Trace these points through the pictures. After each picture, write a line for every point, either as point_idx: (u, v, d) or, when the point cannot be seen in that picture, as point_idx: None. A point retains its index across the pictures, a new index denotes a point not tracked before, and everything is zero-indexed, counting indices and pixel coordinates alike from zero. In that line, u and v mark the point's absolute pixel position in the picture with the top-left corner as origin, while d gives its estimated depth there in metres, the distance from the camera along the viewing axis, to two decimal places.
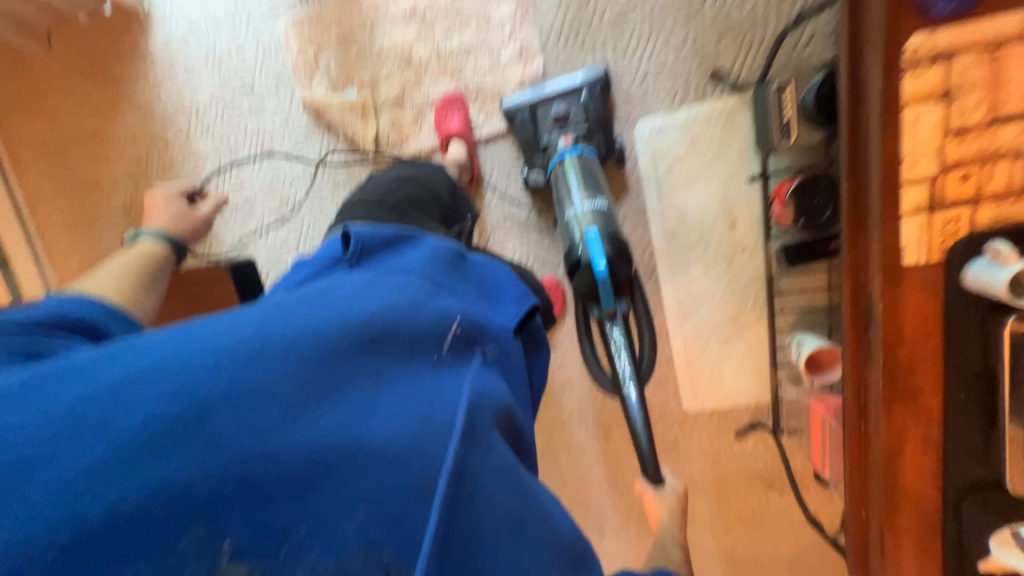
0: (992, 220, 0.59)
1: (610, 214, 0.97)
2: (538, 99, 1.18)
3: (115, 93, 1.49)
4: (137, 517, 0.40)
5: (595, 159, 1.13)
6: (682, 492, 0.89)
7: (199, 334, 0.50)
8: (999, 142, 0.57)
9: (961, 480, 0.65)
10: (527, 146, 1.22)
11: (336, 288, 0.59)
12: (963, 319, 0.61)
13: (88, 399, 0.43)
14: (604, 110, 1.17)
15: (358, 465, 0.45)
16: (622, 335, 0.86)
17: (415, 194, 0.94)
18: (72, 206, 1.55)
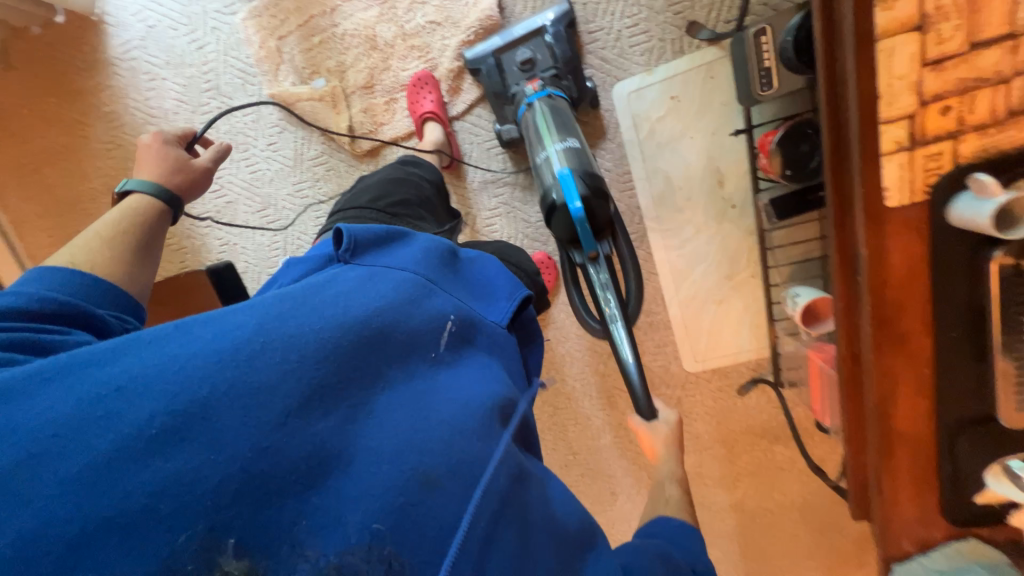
0: (975, 152, 0.57)
1: (583, 152, 0.97)
2: (502, 47, 1.13)
3: (81, 107, 1.46)
4: (142, 514, 0.40)
5: (564, 101, 1.08)
6: (677, 424, 0.92)
7: (202, 331, 0.50)
8: (980, 69, 0.55)
9: (953, 421, 0.66)
10: (495, 98, 1.17)
11: (335, 283, 0.58)
12: (951, 258, 0.60)
13: (94, 397, 0.44)
14: (572, 51, 1.11)
15: (360, 467, 0.46)
16: (605, 273, 0.90)
17: (403, 192, 0.93)
18: (57, 226, 1.55)
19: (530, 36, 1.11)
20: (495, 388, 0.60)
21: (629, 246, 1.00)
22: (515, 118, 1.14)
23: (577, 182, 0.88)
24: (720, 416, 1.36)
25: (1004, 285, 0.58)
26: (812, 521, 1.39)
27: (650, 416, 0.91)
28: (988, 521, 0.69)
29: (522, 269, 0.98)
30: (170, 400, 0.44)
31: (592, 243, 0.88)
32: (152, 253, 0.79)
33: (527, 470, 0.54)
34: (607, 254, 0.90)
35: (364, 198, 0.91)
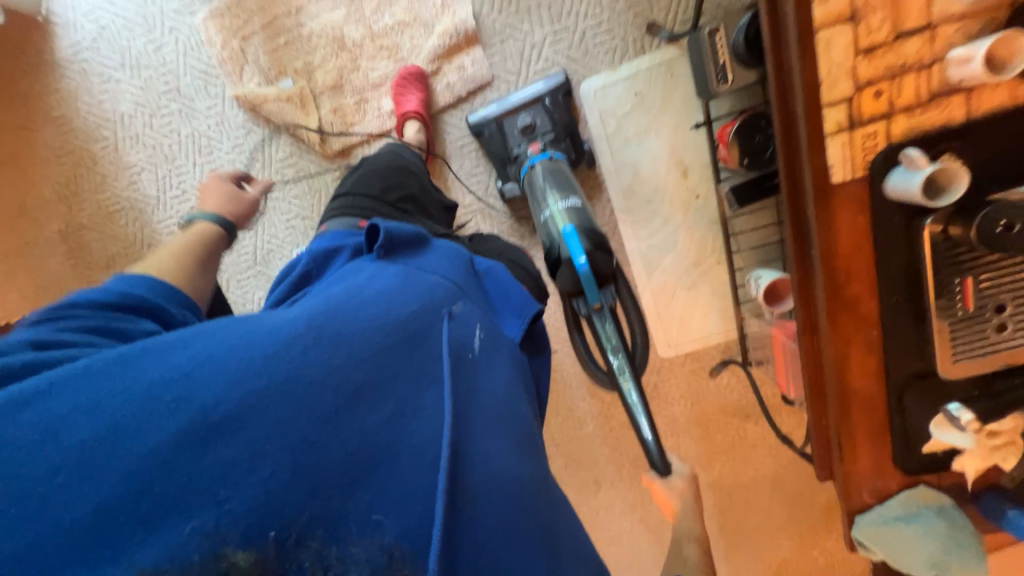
0: (904, 131, 0.63)
1: (585, 209, 0.95)
2: (502, 111, 1.17)
3: (26, 112, 1.38)
4: (206, 491, 0.42)
5: (564, 161, 1.11)
6: (691, 475, 0.86)
7: (261, 324, 0.52)
8: (905, 57, 0.61)
9: (900, 379, 0.72)
10: (496, 158, 1.21)
11: (375, 282, 0.62)
12: (890, 228, 0.66)
13: (168, 379, 0.46)
14: (569, 117, 1.17)
15: (399, 469, 0.47)
16: (612, 327, 0.86)
17: (408, 185, 0.92)
18: (1, 238, 1.46)
19: (530, 103, 1.16)
20: (518, 399, 0.63)
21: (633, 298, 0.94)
22: (517, 177, 1.17)
23: (581, 239, 0.86)
24: (695, 399, 1.42)
25: (937, 253, 0.64)
26: (784, 494, 1.46)
27: (665, 470, 0.84)
28: (938, 468, 0.76)
29: (529, 275, 0.95)
30: (232, 389, 0.46)
31: (596, 294, 0.86)
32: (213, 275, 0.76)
33: (539, 451, 0.61)
34: (612, 304, 0.86)
35: (368, 185, 0.90)
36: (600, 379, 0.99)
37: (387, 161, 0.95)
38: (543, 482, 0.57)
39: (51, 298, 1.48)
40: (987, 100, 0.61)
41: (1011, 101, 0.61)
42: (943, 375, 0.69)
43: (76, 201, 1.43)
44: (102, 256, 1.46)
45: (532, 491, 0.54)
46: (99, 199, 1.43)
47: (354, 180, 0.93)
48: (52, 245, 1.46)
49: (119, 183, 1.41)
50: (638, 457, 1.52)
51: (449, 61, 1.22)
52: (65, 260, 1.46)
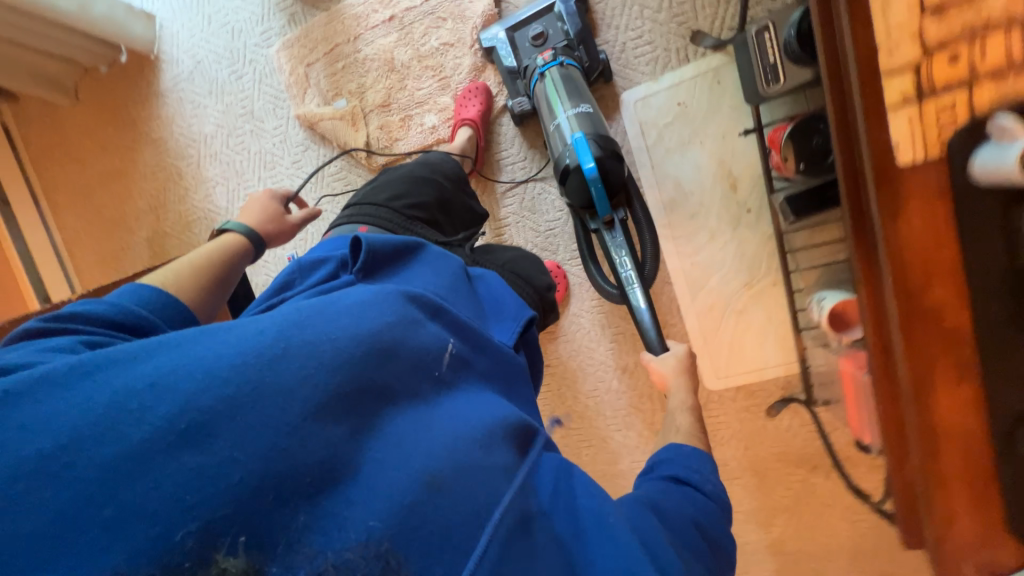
0: (994, 100, 0.50)
1: (594, 116, 1.01)
2: (513, 27, 1.17)
3: (134, 135, 1.62)
4: (170, 504, 0.40)
5: (575, 70, 1.10)
6: (687, 355, 0.93)
7: (227, 333, 0.50)
8: (988, 12, 0.49)
9: (1005, 415, 0.56)
10: (508, 75, 1.20)
11: (348, 294, 0.58)
12: (978, 220, 0.52)
13: (131, 392, 0.44)
14: (583, 24, 1.11)
15: (369, 478, 0.45)
16: (622, 238, 0.97)
17: (423, 196, 0.93)
18: (105, 243, 1.70)
19: (542, 12, 1.14)
20: (495, 407, 0.59)
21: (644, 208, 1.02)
22: (527, 91, 1.17)
23: (592, 146, 0.92)
24: (748, 441, 1.25)
25: None
26: (865, 568, 1.21)
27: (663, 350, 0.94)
28: None
29: (531, 285, 0.91)
30: (198, 397, 0.44)
31: (607, 209, 0.93)
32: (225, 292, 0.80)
33: (524, 481, 0.52)
34: (622, 218, 0.96)
35: (383, 193, 0.92)
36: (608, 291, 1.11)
37: (408, 172, 0.96)
38: (519, 474, 0.52)
39: None
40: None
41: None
42: None
43: (163, 210, 1.64)
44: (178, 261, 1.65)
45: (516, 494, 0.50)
46: (181, 209, 1.62)
47: (369, 188, 0.93)
48: (143, 248, 1.68)
49: (198, 196, 1.59)
50: None
51: (492, 88, 1.28)
52: (151, 262, 1.68)
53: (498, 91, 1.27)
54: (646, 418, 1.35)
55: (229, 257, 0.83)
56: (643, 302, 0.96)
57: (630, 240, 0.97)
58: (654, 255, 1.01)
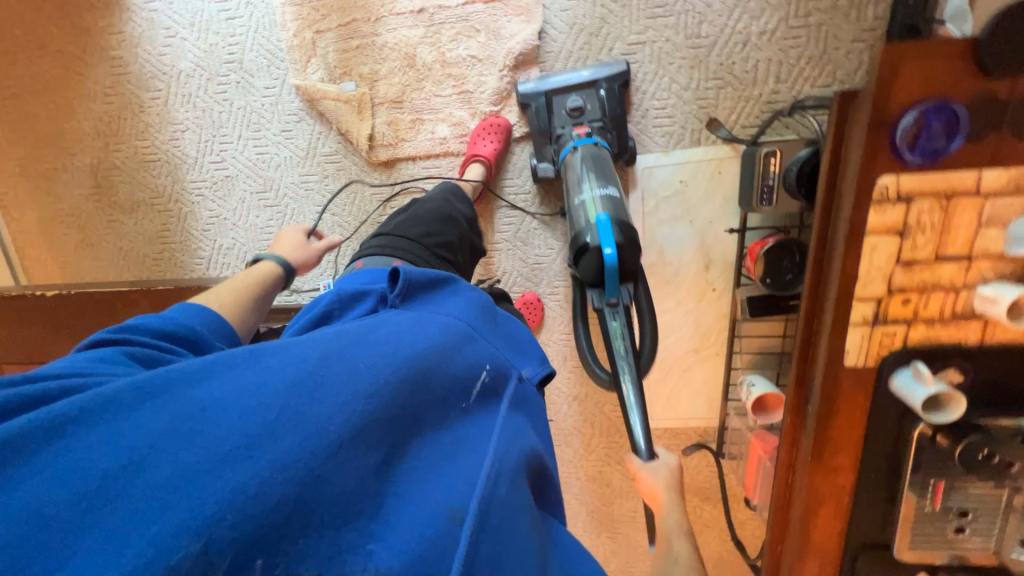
0: (921, 339, 0.67)
1: (620, 201, 1.02)
2: (552, 90, 1.19)
3: (84, 43, 1.38)
4: (211, 523, 0.42)
5: (606, 151, 1.13)
6: (678, 466, 0.89)
7: (276, 360, 0.54)
8: (939, 277, 0.65)
9: (854, 544, 0.76)
10: (539, 135, 1.23)
11: (387, 324, 0.64)
12: (882, 415, 0.70)
13: (185, 416, 0.48)
14: (621, 108, 1.17)
15: (393, 511, 0.50)
16: (621, 323, 0.96)
17: (449, 234, 1.00)
18: (34, 158, 1.47)
19: (586, 83, 1.17)
20: (520, 442, 0.64)
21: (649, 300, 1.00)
22: (555, 157, 1.21)
23: (614, 230, 0.94)
24: None
25: (922, 460, 0.68)
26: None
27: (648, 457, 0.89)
28: None
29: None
30: (244, 425, 0.47)
31: (615, 291, 0.95)
32: (260, 311, 0.87)
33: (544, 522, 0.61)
34: (627, 304, 0.96)
35: (416, 230, 0.97)
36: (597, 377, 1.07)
37: (436, 209, 1.04)
38: (533, 515, 0.60)
39: (70, 226, 1.51)
40: (1003, 334, 0.65)
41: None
42: (896, 554, 0.73)
43: (113, 140, 1.44)
44: (129, 200, 1.48)
45: (521, 525, 0.56)
46: (136, 144, 1.44)
47: (399, 222, 0.99)
48: (82, 175, 1.47)
49: (160, 136, 1.42)
50: (594, 509, 1.59)
51: (514, 126, 1.27)
52: (92, 194, 1.48)
53: (515, 119, 1.27)
54: (582, 439, 1.53)
55: (266, 285, 0.92)
56: (636, 405, 0.93)
57: (629, 326, 0.96)
58: (652, 338, 0.99)
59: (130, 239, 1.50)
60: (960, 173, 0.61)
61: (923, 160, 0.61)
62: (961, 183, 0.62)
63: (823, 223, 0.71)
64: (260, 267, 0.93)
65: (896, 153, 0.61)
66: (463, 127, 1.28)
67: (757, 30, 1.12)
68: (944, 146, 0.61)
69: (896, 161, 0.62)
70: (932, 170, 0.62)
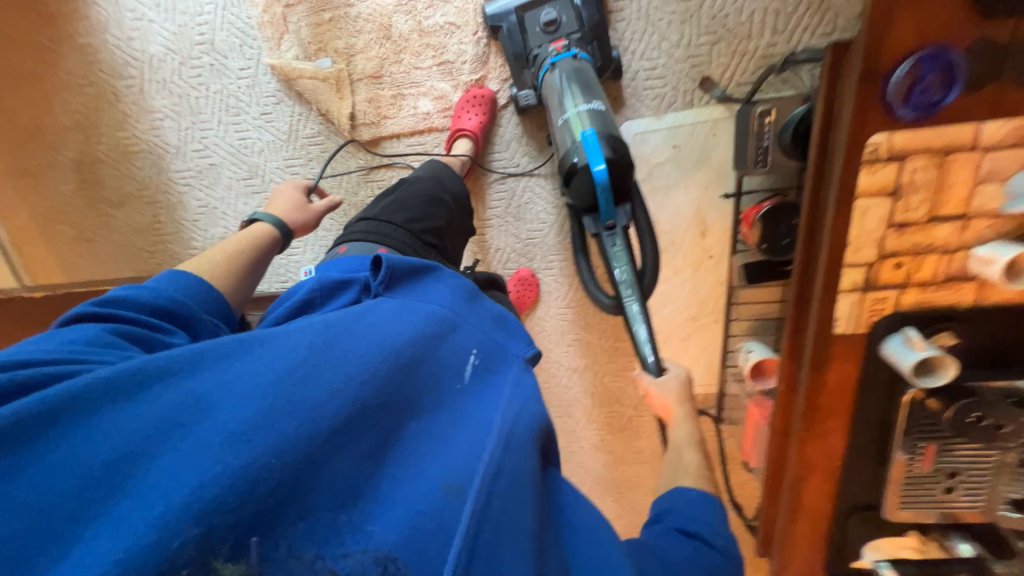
0: (913, 303, 0.66)
1: (606, 115, 0.97)
2: (522, 6, 1.10)
3: (52, 32, 1.33)
4: (210, 508, 0.41)
5: (588, 63, 1.06)
6: (686, 377, 0.92)
7: (264, 351, 0.52)
8: (934, 238, 0.62)
9: (846, 506, 0.77)
10: (514, 60, 1.15)
11: (372, 312, 0.61)
12: (872, 381, 0.70)
13: (178, 407, 0.47)
14: (598, 14, 1.09)
15: (387, 494, 0.49)
16: (621, 244, 0.96)
17: (435, 216, 0.97)
18: (18, 155, 1.45)
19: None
20: (520, 419, 0.59)
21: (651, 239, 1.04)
22: (534, 82, 1.13)
23: (602, 146, 0.89)
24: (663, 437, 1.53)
25: (912, 417, 0.68)
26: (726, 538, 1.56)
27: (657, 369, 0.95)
28: None
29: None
30: (239, 413, 0.46)
31: (610, 212, 0.92)
32: (254, 278, 0.87)
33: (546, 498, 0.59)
34: (625, 225, 0.94)
35: (399, 215, 0.94)
36: (601, 300, 1.13)
37: (425, 189, 1.01)
38: (540, 498, 0.56)
39: (63, 223, 1.51)
40: (998, 294, 0.64)
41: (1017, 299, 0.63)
42: (885, 514, 0.74)
43: (94, 133, 1.41)
44: (117, 193, 1.46)
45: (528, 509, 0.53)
46: (118, 136, 1.41)
47: (384, 205, 0.97)
48: (68, 171, 1.46)
49: (140, 126, 1.39)
50: (599, 475, 1.63)
51: (498, 96, 1.22)
52: (80, 190, 1.47)
53: (500, 89, 1.22)
54: (584, 410, 1.56)
55: (262, 246, 0.91)
56: (640, 318, 0.98)
57: (628, 245, 0.96)
58: (653, 256, 1.04)
59: (124, 233, 1.50)
60: (957, 127, 0.58)
61: (917, 116, 0.57)
62: (958, 138, 0.58)
63: (815, 188, 0.68)
64: (255, 229, 0.93)
65: (888, 109, 0.58)
66: (446, 100, 1.23)
67: None
68: (940, 98, 0.57)
69: (889, 118, 0.58)
70: (927, 126, 0.58)
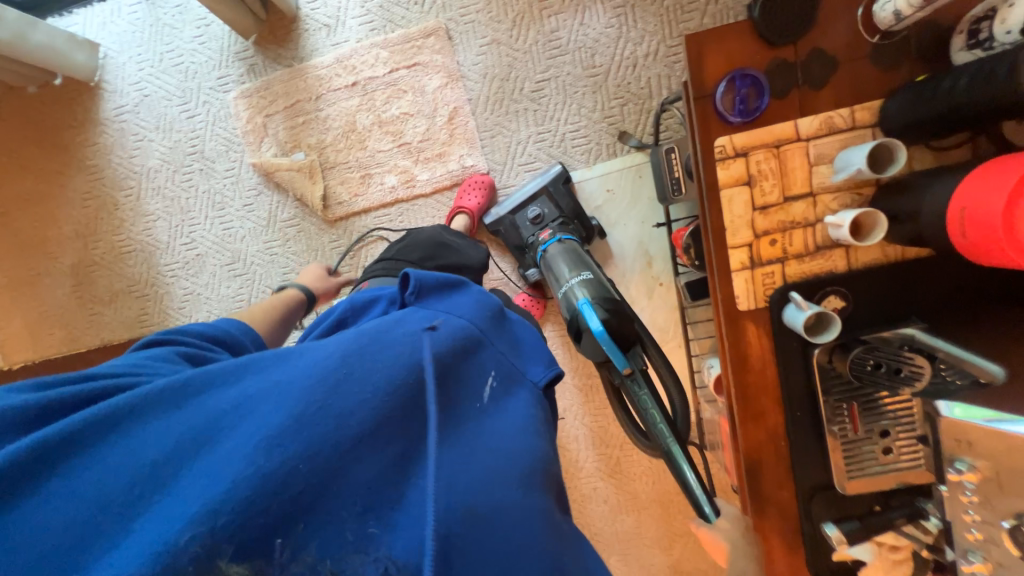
0: (796, 273, 0.75)
1: (598, 280, 1.04)
2: (512, 209, 1.31)
3: (63, 157, 1.53)
4: (242, 506, 0.44)
5: (576, 241, 1.21)
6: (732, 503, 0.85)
7: (301, 361, 0.55)
8: (793, 215, 0.73)
9: (803, 486, 0.77)
10: (515, 249, 1.35)
11: (405, 325, 0.62)
12: (789, 350, 0.75)
13: (224, 413, 0.51)
14: (574, 201, 1.29)
15: (412, 501, 0.49)
16: (646, 392, 0.87)
17: (447, 255, 1.07)
18: (21, 264, 1.58)
19: (536, 195, 1.30)
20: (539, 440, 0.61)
21: (663, 358, 0.91)
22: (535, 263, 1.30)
23: (595, 307, 0.93)
24: (655, 475, 1.48)
25: (825, 378, 0.74)
26: None
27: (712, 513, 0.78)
28: None
29: None
30: (273, 418, 0.49)
31: (624, 359, 0.89)
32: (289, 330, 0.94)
33: (562, 524, 0.56)
34: (642, 368, 0.89)
35: (414, 254, 1.07)
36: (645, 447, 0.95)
37: (433, 236, 1.13)
38: (554, 517, 0.55)
39: (54, 324, 1.59)
40: (864, 255, 0.74)
41: (879, 257, 0.74)
42: (840, 489, 0.74)
43: (93, 239, 1.56)
44: (108, 291, 1.57)
45: (544, 531, 0.52)
46: (114, 238, 1.56)
47: (400, 248, 1.10)
48: (64, 275, 1.58)
49: (134, 226, 1.54)
50: (599, 531, 1.52)
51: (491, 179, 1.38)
52: (73, 291, 1.58)
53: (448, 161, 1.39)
54: (572, 457, 1.52)
55: (292, 306, 0.99)
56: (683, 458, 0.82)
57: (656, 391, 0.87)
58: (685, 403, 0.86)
59: (110, 327, 1.57)
60: (781, 123, 0.72)
61: (745, 120, 0.72)
62: (784, 132, 0.72)
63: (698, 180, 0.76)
64: (286, 293, 1.01)
65: (722, 117, 0.72)
66: (408, 174, 1.41)
67: (642, 53, 1.29)
68: (759, 104, 0.72)
69: (725, 124, 0.72)
70: (756, 125, 0.72)
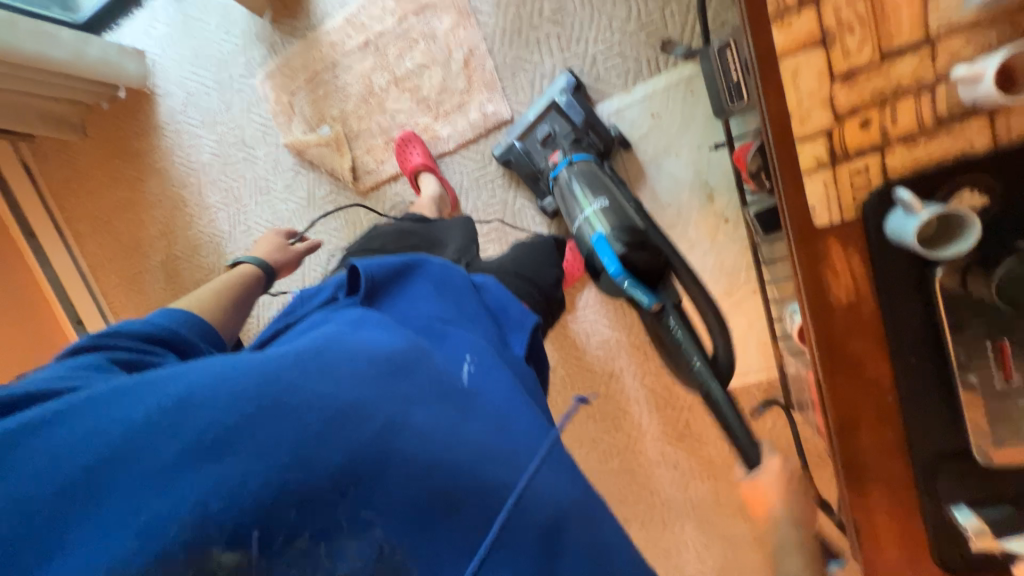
0: (903, 165, 0.54)
1: (618, 207, 0.97)
2: (521, 133, 1.18)
3: (139, 164, 1.69)
4: (202, 511, 0.39)
5: (594, 161, 1.08)
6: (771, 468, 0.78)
7: (250, 353, 0.49)
8: (897, 79, 0.52)
9: (926, 454, 0.58)
10: (528, 176, 1.21)
11: (365, 326, 0.58)
12: (893, 273, 0.56)
13: (161, 410, 0.43)
14: (589, 109, 1.13)
15: (393, 481, 0.45)
16: (678, 326, 0.91)
17: (411, 237, 1.00)
18: (122, 265, 1.79)
19: (544, 113, 1.15)
20: (521, 421, 0.59)
21: (700, 287, 0.92)
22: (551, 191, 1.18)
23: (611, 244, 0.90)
24: None
25: (949, 305, 0.55)
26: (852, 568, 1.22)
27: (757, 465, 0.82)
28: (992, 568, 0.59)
29: (536, 285, 0.90)
30: (225, 412, 0.43)
31: (653, 297, 0.90)
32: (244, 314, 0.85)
33: (570, 476, 0.56)
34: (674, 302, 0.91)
35: (377, 242, 1.00)
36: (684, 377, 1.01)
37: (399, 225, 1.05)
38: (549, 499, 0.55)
39: None
40: (1018, 124, 0.51)
41: None
42: (976, 453, 0.56)
43: (173, 237, 1.72)
44: (192, 282, 1.73)
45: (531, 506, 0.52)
46: (189, 235, 1.70)
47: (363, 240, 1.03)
48: (157, 271, 1.76)
49: (201, 222, 1.67)
50: (673, 501, 1.38)
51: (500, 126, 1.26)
52: (166, 285, 1.76)
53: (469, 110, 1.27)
54: (636, 423, 1.38)
55: (247, 284, 0.90)
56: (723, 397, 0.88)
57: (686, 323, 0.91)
58: (725, 337, 0.91)
59: None
60: None
61: None
62: None
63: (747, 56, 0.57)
64: (241, 270, 0.93)
65: None
66: (431, 132, 1.32)
67: None
68: None
69: None
70: None
